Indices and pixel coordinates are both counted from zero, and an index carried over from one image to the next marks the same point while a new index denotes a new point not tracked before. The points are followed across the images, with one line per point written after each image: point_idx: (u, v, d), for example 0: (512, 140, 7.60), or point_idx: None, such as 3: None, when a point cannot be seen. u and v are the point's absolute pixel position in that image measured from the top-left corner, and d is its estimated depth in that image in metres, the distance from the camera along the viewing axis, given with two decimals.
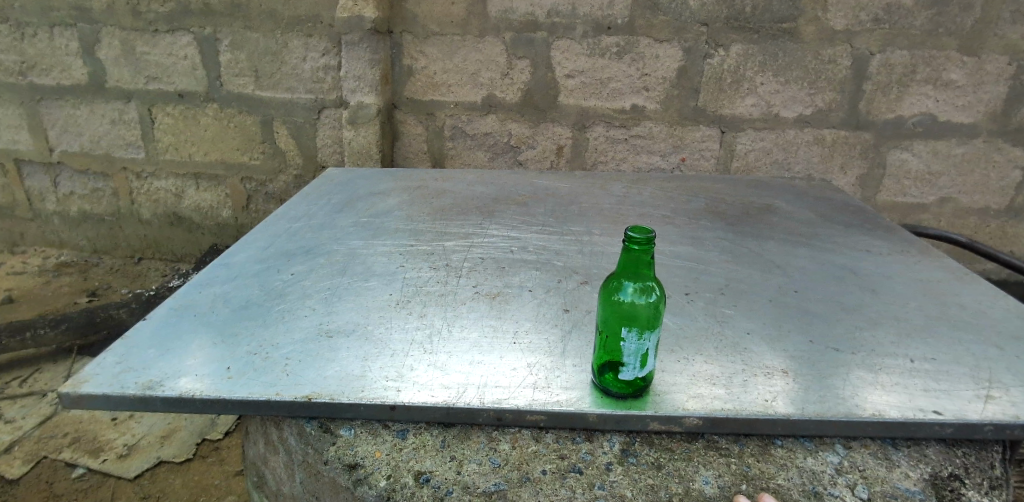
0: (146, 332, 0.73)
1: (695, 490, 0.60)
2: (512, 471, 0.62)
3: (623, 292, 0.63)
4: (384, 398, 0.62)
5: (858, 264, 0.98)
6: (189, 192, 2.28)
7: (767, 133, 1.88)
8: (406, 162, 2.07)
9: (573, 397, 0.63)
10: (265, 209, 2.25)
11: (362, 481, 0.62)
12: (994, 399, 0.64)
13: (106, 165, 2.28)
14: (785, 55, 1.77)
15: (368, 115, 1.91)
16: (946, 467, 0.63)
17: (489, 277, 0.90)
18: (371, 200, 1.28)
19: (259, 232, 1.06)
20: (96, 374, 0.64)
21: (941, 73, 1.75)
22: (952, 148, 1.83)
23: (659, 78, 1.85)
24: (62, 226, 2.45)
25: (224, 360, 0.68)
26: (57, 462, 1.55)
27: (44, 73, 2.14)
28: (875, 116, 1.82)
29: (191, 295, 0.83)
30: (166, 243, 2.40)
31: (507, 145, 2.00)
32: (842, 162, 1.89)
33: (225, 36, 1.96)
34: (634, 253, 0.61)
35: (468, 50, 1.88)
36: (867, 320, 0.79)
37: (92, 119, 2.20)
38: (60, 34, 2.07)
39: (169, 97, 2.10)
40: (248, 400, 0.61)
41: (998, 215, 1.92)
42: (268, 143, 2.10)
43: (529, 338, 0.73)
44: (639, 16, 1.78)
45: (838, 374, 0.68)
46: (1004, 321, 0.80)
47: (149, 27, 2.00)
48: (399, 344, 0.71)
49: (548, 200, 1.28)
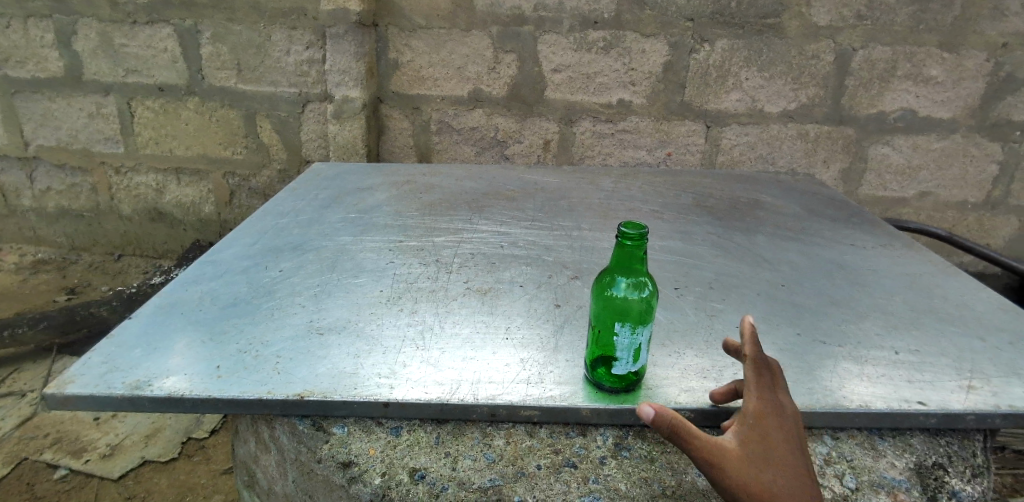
0: (132, 330, 0.72)
1: (688, 482, 0.61)
2: (507, 466, 0.62)
3: (617, 286, 0.63)
4: (377, 395, 0.61)
5: (843, 258, 0.99)
6: (170, 188, 2.24)
7: (752, 128, 1.90)
8: (393, 156, 2.06)
9: (567, 392, 0.63)
10: (249, 204, 2.22)
11: (356, 479, 0.62)
12: (976, 389, 0.65)
13: (85, 160, 2.23)
14: (770, 51, 1.79)
15: (354, 109, 1.89)
16: (930, 456, 0.65)
17: (479, 272, 0.89)
18: (359, 195, 1.27)
19: (245, 228, 1.05)
20: (81, 375, 0.63)
21: (922, 69, 1.78)
22: (931, 142, 1.87)
23: (646, 73, 1.85)
24: (39, 222, 2.39)
25: (213, 359, 0.67)
26: (38, 463, 1.52)
27: (19, 66, 2.08)
28: (858, 112, 1.85)
29: (178, 292, 0.81)
30: (147, 239, 2.36)
31: (494, 139, 2.00)
32: (825, 157, 1.92)
33: (207, 28, 1.92)
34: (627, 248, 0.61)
35: (454, 44, 1.87)
36: (852, 313, 0.81)
37: (69, 113, 2.14)
38: (35, 25, 2.01)
39: (149, 90, 2.05)
40: (239, 399, 0.61)
41: (975, 209, 1.96)
42: (251, 137, 2.07)
43: (521, 333, 0.74)
44: (626, 11, 1.78)
45: (826, 366, 0.69)
46: (984, 314, 0.82)
47: (128, 19, 1.95)
48: (392, 340, 0.71)
49: (537, 195, 1.28)
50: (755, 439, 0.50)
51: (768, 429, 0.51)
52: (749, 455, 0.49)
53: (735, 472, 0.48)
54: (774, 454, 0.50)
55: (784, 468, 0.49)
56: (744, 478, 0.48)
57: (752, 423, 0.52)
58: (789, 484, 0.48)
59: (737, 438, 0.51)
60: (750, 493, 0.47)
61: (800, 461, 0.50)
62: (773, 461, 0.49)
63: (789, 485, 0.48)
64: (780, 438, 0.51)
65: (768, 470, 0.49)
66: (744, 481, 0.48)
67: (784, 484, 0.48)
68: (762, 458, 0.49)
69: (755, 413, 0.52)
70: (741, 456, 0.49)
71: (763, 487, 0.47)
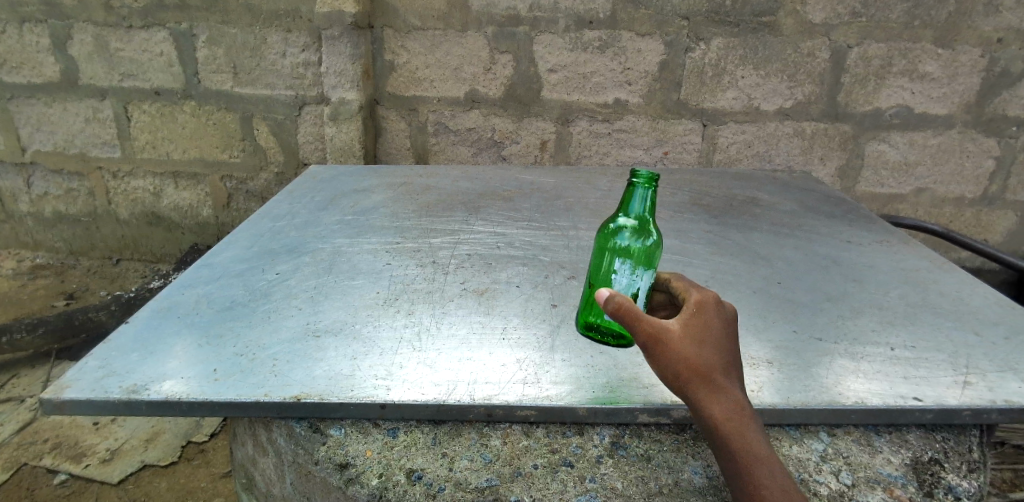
0: (128, 334, 0.72)
1: (685, 480, 0.61)
2: (504, 466, 0.62)
3: (620, 236, 0.72)
4: (374, 397, 0.62)
5: (839, 255, 1.00)
6: (167, 191, 2.24)
7: (748, 126, 1.90)
8: (390, 158, 2.06)
9: (563, 391, 0.63)
10: (246, 206, 2.22)
11: (354, 480, 0.62)
12: (972, 384, 0.66)
13: (82, 165, 2.23)
14: (765, 48, 1.79)
15: (350, 111, 1.89)
16: (926, 451, 0.65)
17: (476, 273, 0.90)
18: (356, 197, 1.27)
19: (241, 231, 1.05)
20: (77, 379, 0.63)
21: (917, 66, 1.78)
22: (928, 138, 1.87)
23: (642, 72, 1.85)
24: (36, 227, 2.39)
25: (210, 361, 0.67)
26: (37, 469, 1.52)
27: (14, 71, 2.08)
28: (854, 108, 1.85)
29: (174, 296, 0.81)
30: (144, 243, 2.36)
31: (491, 139, 2.00)
32: (821, 154, 1.93)
33: (202, 31, 1.91)
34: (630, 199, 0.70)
35: (450, 45, 1.87)
36: (849, 309, 0.81)
37: (65, 117, 2.14)
38: (30, 30, 2.01)
39: (145, 94, 2.05)
40: (236, 402, 0.61)
41: (973, 204, 1.97)
42: (248, 140, 2.07)
43: (518, 333, 0.74)
44: (621, 10, 1.78)
45: (822, 363, 0.69)
46: (980, 309, 0.82)
47: (123, 23, 1.95)
48: (388, 342, 0.71)
49: (533, 195, 1.28)
50: (694, 323, 0.57)
51: (707, 315, 0.57)
52: (687, 335, 0.55)
53: (673, 348, 0.54)
54: (708, 333, 0.56)
55: (716, 345, 0.56)
56: (681, 353, 0.54)
57: (693, 308, 0.58)
58: (717, 359, 0.55)
59: (677, 321, 0.56)
60: (685, 364, 0.54)
61: (730, 340, 0.57)
62: (707, 339, 0.56)
63: (718, 358, 0.55)
64: (714, 321, 0.57)
65: (702, 346, 0.55)
66: (680, 355, 0.54)
67: (715, 359, 0.55)
68: (698, 339, 0.56)
69: (696, 303, 0.58)
70: (681, 335, 0.55)
71: (696, 360, 0.54)
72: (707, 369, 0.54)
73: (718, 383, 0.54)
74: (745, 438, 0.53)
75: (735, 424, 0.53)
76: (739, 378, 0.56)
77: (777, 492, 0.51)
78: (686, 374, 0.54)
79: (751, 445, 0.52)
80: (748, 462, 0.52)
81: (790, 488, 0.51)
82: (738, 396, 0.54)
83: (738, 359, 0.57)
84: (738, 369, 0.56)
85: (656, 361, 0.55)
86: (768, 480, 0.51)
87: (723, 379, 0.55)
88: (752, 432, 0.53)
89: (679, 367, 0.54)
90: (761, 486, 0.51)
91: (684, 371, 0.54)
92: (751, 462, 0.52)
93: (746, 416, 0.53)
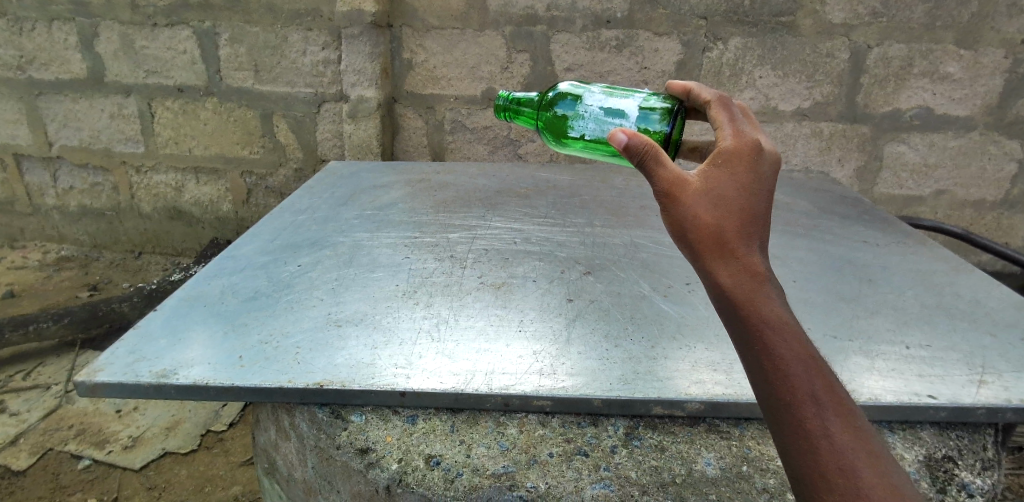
0: (158, 321, 0.75)
1: (698, 471, 0.63)
2: (520, 454, 0.64)
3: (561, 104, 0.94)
4: (394, 385, 0.63)
5: (854, 255, 1.00)
6: (189, 187, 2.29)
7: (766, 126, 1.89)
8: (407, 155, 2.10)
9: (579, 383, 0.64)
10: (265, 202, 2.27)
11: (374, 464, 0.64)
12: (987, 384, 0.66)
13: (107, 160, 2.28)
14: (783, 49, 1.79)
15: (368, 109, 1.93)
16: (940, 449, 0.66)
17: (493, 268, 0.91)
18: (374, 192, 1.29)
19: (264, 225, 1.07)
20: (110, 363, 0.66)
21: (938, 67, 1.76)
22: (948, 140, 1.85)
23: (659, 72, 1.86)
24: (62, 221, 2.46)
25: (235, 349, 0.69)
26: (62, 454, 1.56)
27: (43, 68, 2.12)
28: (872, 109, 1.84)
29: (200, 286, 0.84)
30: (167, 237, 2.42)
31: (507, 138, 2.03)
32: (839, 155, 1.92)
33: (225, 30, 1.95)
34: (525, 103, 1.01)
35: (467, 43, 1.88)
36: (863, 308, 0.81)
37: (91, 113, 2.19)
38: (58, 28, 2.05)
39: (168, 91, 2.09)
40: (262, 387, 0.63)
41: (993, 207, 1.95)
42: (267, 137, 2.11)
43: (534, 325, 0.75)
44: (638, 10, 1.79)
45: (836, 360, 0.69)
46: (997, 310, 0.82)
47: (148, 21, 1.99)
48: (408, 332, 0.73)
49: (550, 193, 1.29)
50: (715, 177, 0.58)
51: (731, 170, 0.58)
52: (704, 190, 0.57)
53: (686, 206, 0.56)
54: (726, 190, 0.57)
55: (732, 203, 0.56)
56: (694, 210, 0.56)
57: (719, 160, 0.59)
58: (734, 217, 0.56)
59: (699, 174, 0.58)
60: (697, 223, 0.56)
61: (750, 201, 0.57)
62: (724, 197, 0.57)
63: (732, 220, 0.56)
64: (734, 180, 0.58)
65: (717, 207, 0.56)
66: (695, 211, 0.56)
67: (729, 219, 0.56)
68: (716, 194, 0.57)
69: (724, 154, 0.59)
70: (698, 188, 0.57)
71: (710, 219, 0.56)
72: (721, 225, 0.56)
73: (730, 245, 0.55)
74: (758, 301, 0.53)
75: (745, 289, 0.54)
76: (757, 239, 0.56)
77: (790, 355, 0.51)
78: (698, 231, 0.56)
79: (764, 311, 0.53)
80: (762, 328, 0.52)
81: (806, 352, 0.52)
82: (751, 259, 0.55)
83: (758, 216, 0.57)
84: (758, 230, 0.56)
85: (670, 217, 0.58)
86: (782, 346, 0.52)
87: (737, 240, 0.55)
88: (764, 297, 0.54)
89: (693, 222, 0.56)
90: (775, 349, 0.52)
91: (698, 228, 0.56)
92: (765, 328, 0.52)
93: (757, 280, 0.54)
